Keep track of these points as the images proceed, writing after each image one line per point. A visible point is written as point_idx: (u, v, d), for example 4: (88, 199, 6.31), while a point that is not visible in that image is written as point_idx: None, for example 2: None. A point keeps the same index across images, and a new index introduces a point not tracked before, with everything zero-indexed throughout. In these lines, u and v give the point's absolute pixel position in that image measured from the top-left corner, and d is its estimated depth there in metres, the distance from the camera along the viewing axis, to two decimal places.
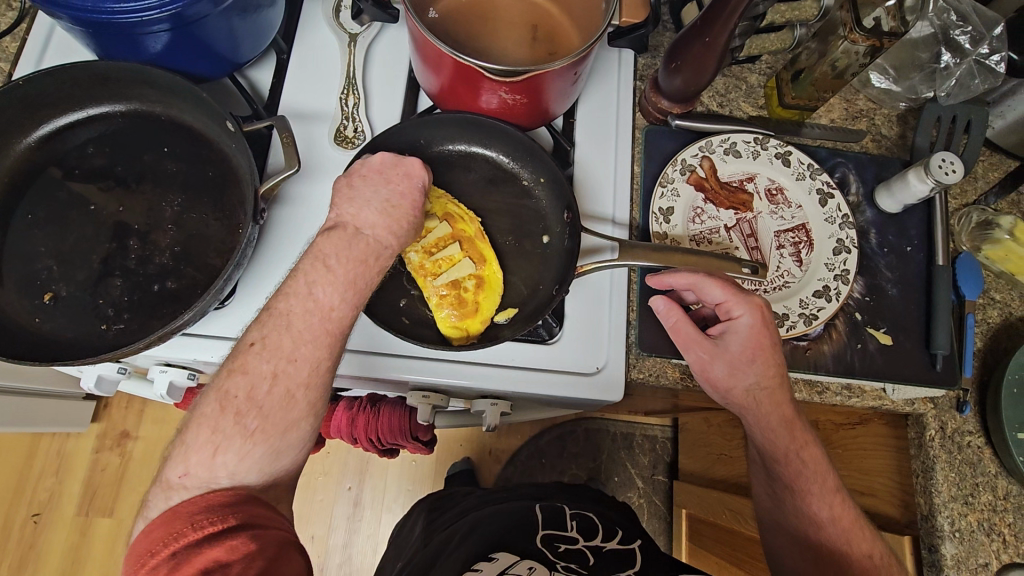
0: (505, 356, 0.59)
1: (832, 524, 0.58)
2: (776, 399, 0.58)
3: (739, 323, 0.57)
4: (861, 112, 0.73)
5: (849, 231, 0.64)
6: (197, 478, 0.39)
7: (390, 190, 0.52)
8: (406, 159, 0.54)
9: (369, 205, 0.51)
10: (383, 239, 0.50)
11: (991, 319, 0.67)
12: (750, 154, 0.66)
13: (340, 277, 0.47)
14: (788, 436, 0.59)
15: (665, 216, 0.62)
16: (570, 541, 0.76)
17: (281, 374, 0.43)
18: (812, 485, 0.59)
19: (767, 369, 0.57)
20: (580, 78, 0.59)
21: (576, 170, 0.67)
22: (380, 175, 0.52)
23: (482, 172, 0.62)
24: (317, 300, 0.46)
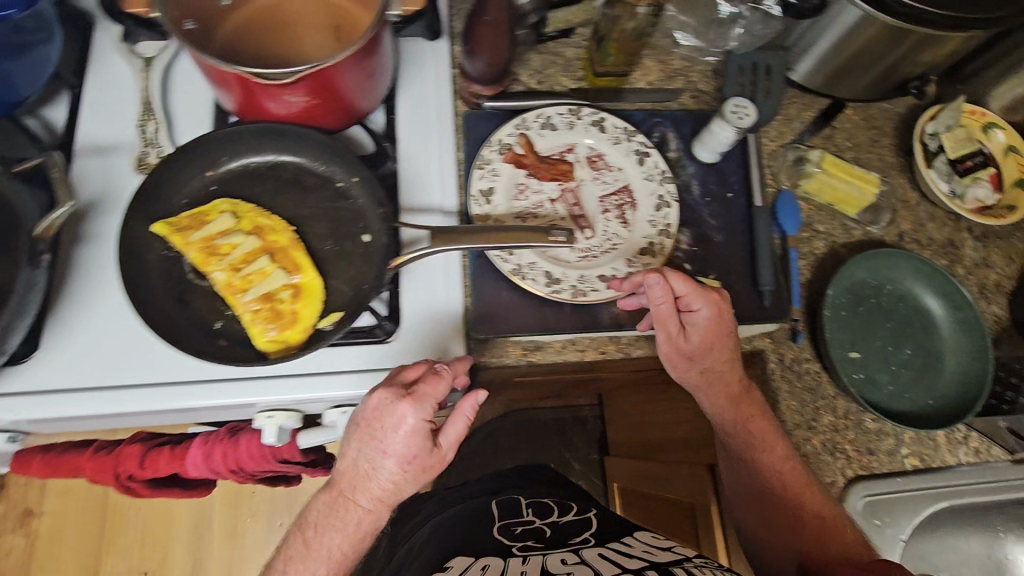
0: (349, 359, 0.58)
1: (787, 489, 0.61)
2: (725, 380, 0.60)
3: (700, 318, 0.57)
4: (676, 71, 0.76)
5: (668, 186, 0.66)
6: None
7: (379, 451, 0.54)
8: (393, 409, 0.52)
9: (357, 468, 0.55)
10: (381, 488, 0.55)
11: (818, 250, 0.70)
12: (566, 125, 0.67)
13: (318, 555, 0.56)
14: (735, 411, 0.62)
15: (485, 197, 0.63)
16: (527, 522, 0.74)
17: None
18: (765, 457, 0.61)
19: (719, 354, 0.59)
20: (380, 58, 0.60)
21: (399, 165, 0.67)
22: (367, 431, 0.53)
23: (292, 179, 0.61)
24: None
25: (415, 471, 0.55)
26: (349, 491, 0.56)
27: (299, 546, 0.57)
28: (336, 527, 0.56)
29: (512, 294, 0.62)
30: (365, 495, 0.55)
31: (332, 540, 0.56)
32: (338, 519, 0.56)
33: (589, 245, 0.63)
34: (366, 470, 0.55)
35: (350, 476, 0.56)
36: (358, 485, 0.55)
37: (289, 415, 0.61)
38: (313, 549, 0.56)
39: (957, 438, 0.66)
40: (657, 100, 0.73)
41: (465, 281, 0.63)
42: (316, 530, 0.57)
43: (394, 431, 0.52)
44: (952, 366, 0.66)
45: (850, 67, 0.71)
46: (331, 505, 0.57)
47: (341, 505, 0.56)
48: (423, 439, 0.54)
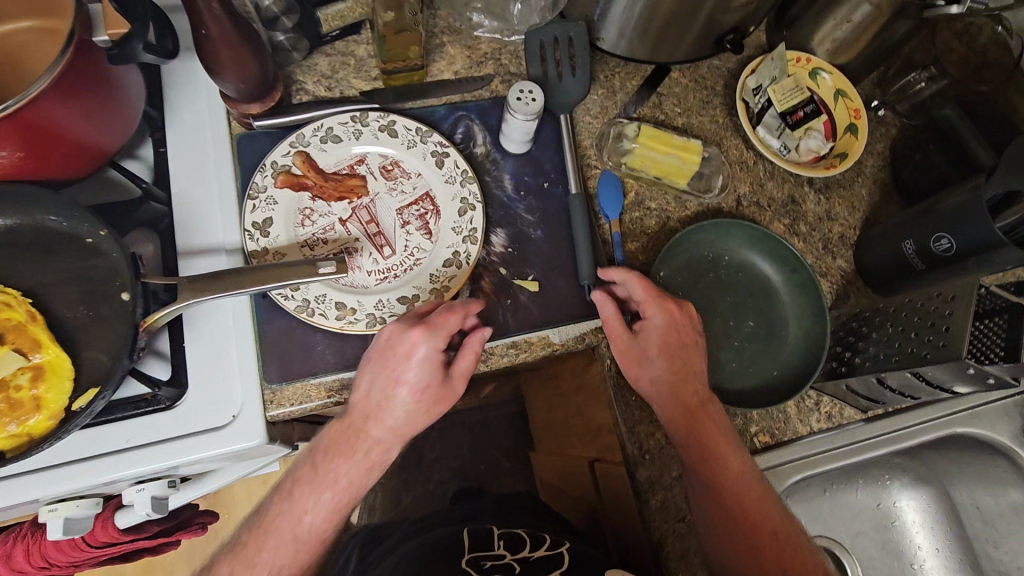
0: (133, 438, 0.52)
1: (743, 502, 0.55)
2: (681, 391, 0.58)
3: (652, 324, 0.58)
4: (485, 55, 0.70)
5: (471, 187, 0.60)
6: None
7: (389, 378, 0.51)
8: (403, 335, 0.51)
9: (369, 399, 0.52)
10: (394, 420, 0.52)
11: (651, 229, 0.66)
12: (350, 135, 0.60)
13: (323, 491, 0.52)
14: (689, 421, 0.57)
15: (261, 230, 0.56)
16: (497, 557, 0.66)
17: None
18: (722, 464, 0.56)
19: (672, 364, 0.58)
20: (111, 94, 0.53)
21: (171, 204, 0.60)
22: (380, 359, 0.51)
23: (33, 243, 0.53)
24: (295, 510, 0.52)
25: (422, 405, 0.53)
26: (360, 422, 0.52)
27: (304, 480, 0.52)
28: (345, 457, 0.52)
29: (306, 330, 0.56)
30: (379, 426, 0.52)
31: (338, 473, 0.52)
32: (352, 450, 0.52)
33: (387, 265, 0.58)
34: (376, 403, 0.52)
35: (360, 407, 0.52)
36: (369, 416, 0.52)
37: (73, 504, 0.54)
38: (323, 479, 0.52)
39: (809, 406, 0.64)
40: (462, 90, 0.67)
41: (254, 325, 0.56)
42: (327, 457, 0.53)
43: (406, 359, 0.51)
44: (795, 334, 0.63)
45: (661, 34, 0.66)
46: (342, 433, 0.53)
47: (351, 435, 0.52)
48: (434, 368, 0.52)
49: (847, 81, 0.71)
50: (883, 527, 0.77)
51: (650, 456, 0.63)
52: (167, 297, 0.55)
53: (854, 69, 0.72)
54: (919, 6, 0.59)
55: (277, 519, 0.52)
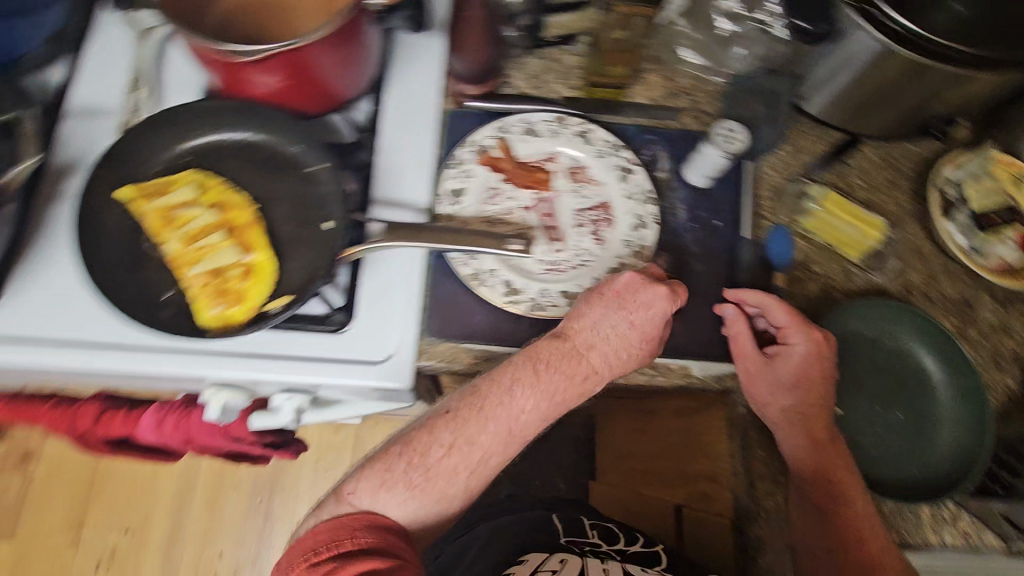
0: (303, 348, 0.58)
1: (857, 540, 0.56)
2: (814, 424, 0.59)
3: (795, 352, 0.58)
4: (682, 89, 0.72)
5: (650, 207, 0.62)
6: (363, 498, 0.52)
7: (623, 316, 0.54)
8: (653, 287, 0.55)
9: (597, 327, 0.55)
10: (606, 357, 0.55)
11: (810, 291, 0.65)
12: (550, 133, 0.64)
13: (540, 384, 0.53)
14: (818, 454, 0.58)
15: (454, 197, 0.61)
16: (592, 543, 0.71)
17: (455, 448, 0.52)
18: (845, 505, 0.57)
19: (807, 395, 0.59)
20: (359, 52, 0.60)
21: (376, 157, 0.65)
22: (619, 299, 0.55)
23: (264, 158, 0.60)
24: (512, 398, 0.53)
25: (635, 354, 0.55)
26: (585, 349, 0.55)
27: (494, 392, 0.53)
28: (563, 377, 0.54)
29: (470, 298, 0.60)
30: (598, 358, 0.55)
31: (519, 396, 0.53)
32: (555, 375, 0.54)
33: (558, 258, 0.61)
34: (600, 339, 0.55)
35: (579, 338, 0.55)
36: (584, 348, 0.55)
37: (235, 392, 0.59)
38: (506, 403, 0.53)
39: (943, 517, 0.60)
40: (655, 117, 0.70)
41: (423, 282, 0.61)
42: (548, 368, 0.54)
43: (643, 306, 0.55)
44: (946, 438, 0.59)
45: (868, 106, 0.66)
46: (566, 352, 0.54)
47: (570, 358, 0.54)
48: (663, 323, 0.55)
49: None
50: None
51: (765, 515, 0.62)
52: (359, 234, 0.60)
53: None
54: None
55: (495, 404, 0.53)
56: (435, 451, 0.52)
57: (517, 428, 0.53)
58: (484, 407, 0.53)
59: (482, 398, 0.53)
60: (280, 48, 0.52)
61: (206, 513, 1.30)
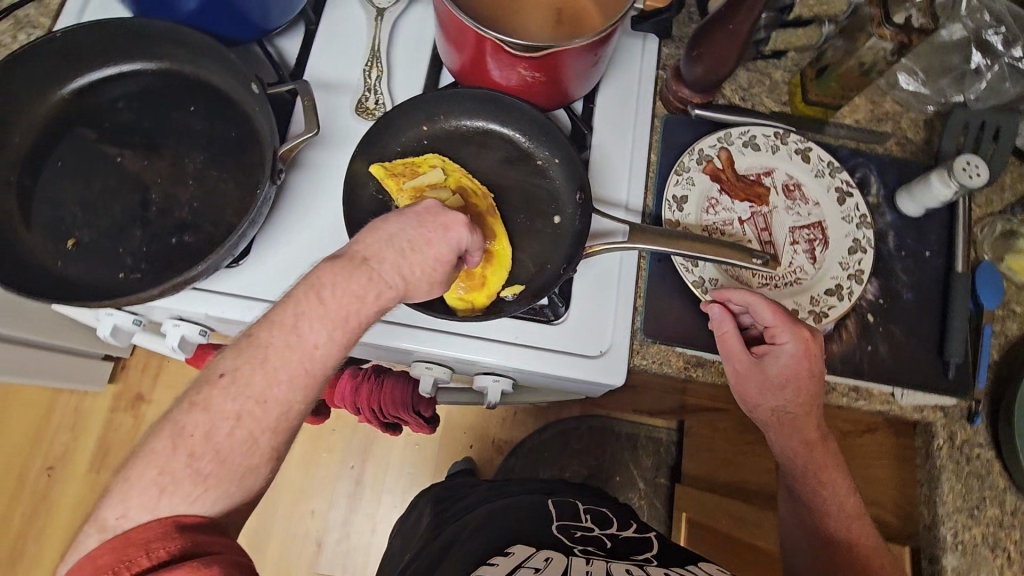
0: (522, 334, 0.59)
1: (852, 549, 0.57)
2: (806, 424, 0.58)
3: (784, 352, 0.55)
4: (887, 114, 0.72)
5: (866, 231, 0.63)
6: (135, 519, 0.38)
7: (416, 233, 0.49)
8: (451, 211, 0.50)
9: (391, 243, 0.48)
10: (395, 276, 0.47)
11: (1010, 331, 0.65)
12: (769, 148, 0.65)
13: (330, 312, 0.44)
14: (808, 456, 0.59)
15: (678, 204, 0.62)
16: (587, 529, 0.72)
17: (246, 416, 0.42)
18: (832, 503, 0.59)
19: (799, 396, 0.57)
20: (602, 61, 0.59)
21: (591, 154, 0.67)
22: (418, 218, 0.49)
23: (499, 149, 0.62)
24: (300, 336, 0.44)
25: (428, 269, 0.49)
26: (370, 261, 0.47)
27: (319, 321, 0.44)
28: (354, 287, 0.45)
29: (685, 306, 0.61)
30: (385, 268, 0.47)
31: (314, 331, 0.44)
32: (350, 281, 0.45)
33: (773, 274, 0.61)
34: (397, 251, 0.48)
35: (370, 244, 0.47)
36: (374, 259, 0.47)
37: (445, 369, 0.62)
38: (296, 337, 0.44)
39: None
40: (864, 140, 0.69)
41: (641, 282, 0.62)
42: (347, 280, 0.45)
43: (441, 231, 0.49)
44: None
45: None
46: (352, 270, 0.46)
47: (351, 263, 0.46)
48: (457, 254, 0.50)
49: None
50: None
51: (962, 548, 0.60)
52: (580, 226, 0.59)
53: None
54: None
55: (268, 345, 0.43)
56: (221, 425, 0.41)
57: (314, 367, 0.44)
58: (265, 359, 0.43)
59: (264, 344, 0.43)
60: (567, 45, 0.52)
61: (302, 473, 1.35)
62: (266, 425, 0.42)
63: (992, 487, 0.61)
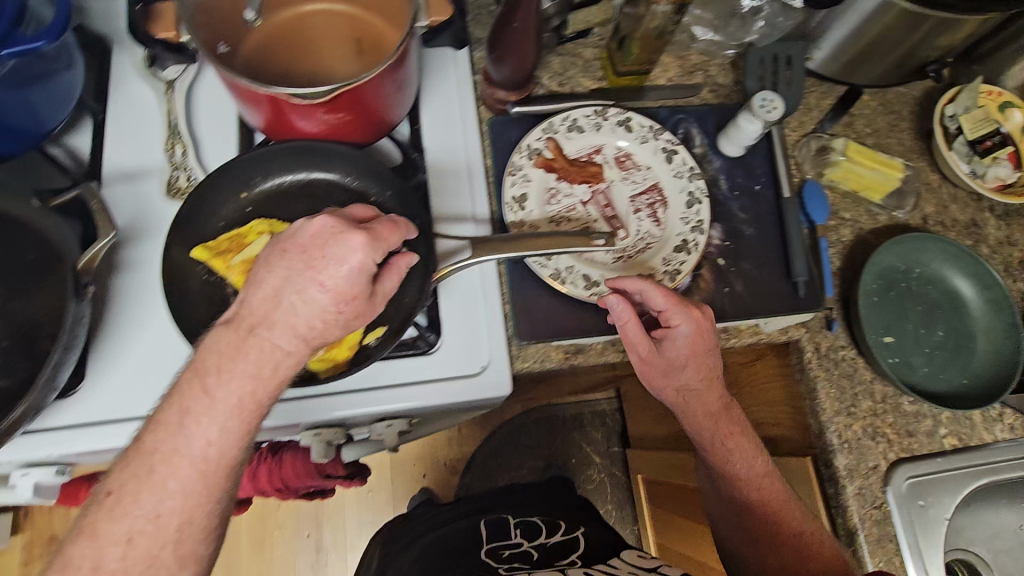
0: (397, 374, 0.59)
1: (768, 508, 0.62)
2: (708, 397, 0.61)
3: (677, 336, 0.57)
4: (695, 66, 0.76)
5: (698, 182, 0.66)
6: None
7: (311, 274, 0.44)
8: (346, 232, 0.45)
9: (283, 296, 0.44)
10: (306, 331, 0.45)
11: (845, 237, 0.71)
12: (593, 126, 0.67)
13: (222, 399, 0.42)
14: (713, 427, 0.62)
15: (519, 204, 0.63)
16: (515, 547, 0.80)
17: (137, 536, 0.40)
18: (743, 469, 0.62)
19: (699, 372, 0.60)
20: (405, 86, 0.60)
21: (429, 175, 0.66)
22: (305, 257, 0.45)
23: (329, 196, 0.60)
24: (190, 434, 0.42)
25: (334, 311, 0.45)
26: (261, 326, 0.44)
27: (204, 414, 0.42)
28: (238, 363, 0.43)
29: (552, 299, 0.62)
30: (278, 333, 0.44)
31: (208, 426, 0.42)
32: (240, 366, 0.43)
33: (624, 246, 0.64)
34: (291, 301, 0.44)
35: (250, 309, 0.44)
36: (262, 326, 0.44)
37: (333, 431, 0.60)
38: (180, 440, 0.41)
39: (994, 416, 0.66)
40: (680, 96, 0.73)
41: (503, 288, 0.63)
42: (224, 360, 0.43)
43: (333, 262, 0.44)
44: (984, 346, 0.67)
45: (863, 56, 0.72)
46: (239, 343, 0.44)
47: (237, 335, 0.44)
48: (367, 279, 0.46)
49: None
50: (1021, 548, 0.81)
51: (849, 445, 0.63)
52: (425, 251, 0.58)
53: None
54: None
55: (154, 452, 0.41)
56: (111, 552, 0.40)
57: (210, 462, 0.42)
58: (154, 471, 0.41)
59: (150, 452, 0.41)
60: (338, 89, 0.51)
61: (257, 557, 1.28)
62: (168, 542, 0.41)
63: (861, 381, 0.65)
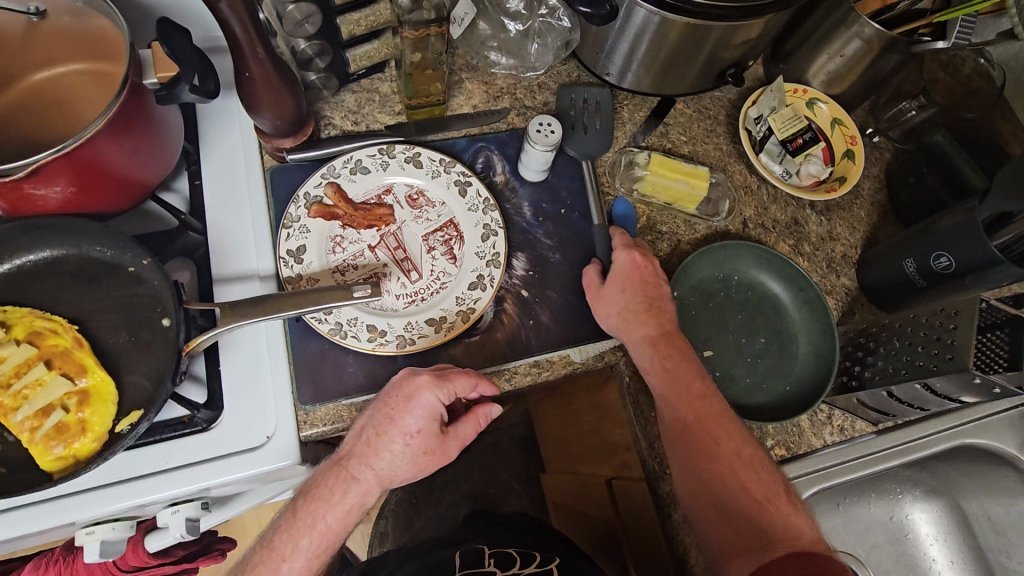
0: (165, 459, 0.53)
1: (702, 426, 0.57)
2: (667, 344, 0.60)
3: (617, 268, 0.61)
4: (501, 90, 0.74)
5: (493, 213, 0.63)
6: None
7: (386, 413, 0.53)
8: (416, 379, 0.53)
9: (363, 432, 0.54)
10: (381, 466, 0.54)
11: (661, 250, 0.70)
12: (378, 166, 0.64)
13: (308, 530, 0.55)
14: (660, 356, 0.59)
15: (295, 257, 0.60)
16: None
17: None
18: (681, 391, 0.58)
19: (640, 299, 0.60)
20: (151, 143, 0.56)
21: (207, 234, 0.61)
22: (382, 399, 0.54)
23: (78, 271, 0.56)
24: (281, 552, 0.54)
25: (405, 459, 0.54)
26: (357, 465, 0.54)
27: (289, 537, 0.55)
28: (328, 498, 0.55)
29: (339, 354, 0.58)
30: (356, 465, 0.54)
31: (300, 549, 0.55)
32: (331, 496, 0.55)
33: (415, 288, 0.60)
34: (371, 439, 0.54)
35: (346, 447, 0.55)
36: (348, 461, 0.55)
37: (109, 526, 0.54)
38: (276, 555, 0.54)
39: (821, 419, 0.65)
40: (482, 121, 0.70)
41: (288, 351, 0.58)
42: (309, 500, 0.55)
43: (405, 404, 0.53)
44: (806, 349, 0.65)
45: (666, 68, 0.70)
46: (333, 478, 0.55)
47: (336, 472, 0.55)
48: (431, 421, 0.54)
49: (843, 111, 0.75)
50: (897, 540, 0.77)
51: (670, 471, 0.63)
52: (204, 321, 0.57)
53: (847, 98, 0.76)
54: (906, 41, 0.65)
55: (261, 564, 0.54)
56: None
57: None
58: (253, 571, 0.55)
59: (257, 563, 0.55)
60: (51, 155, 0.48)
61: None
62: None
63: None
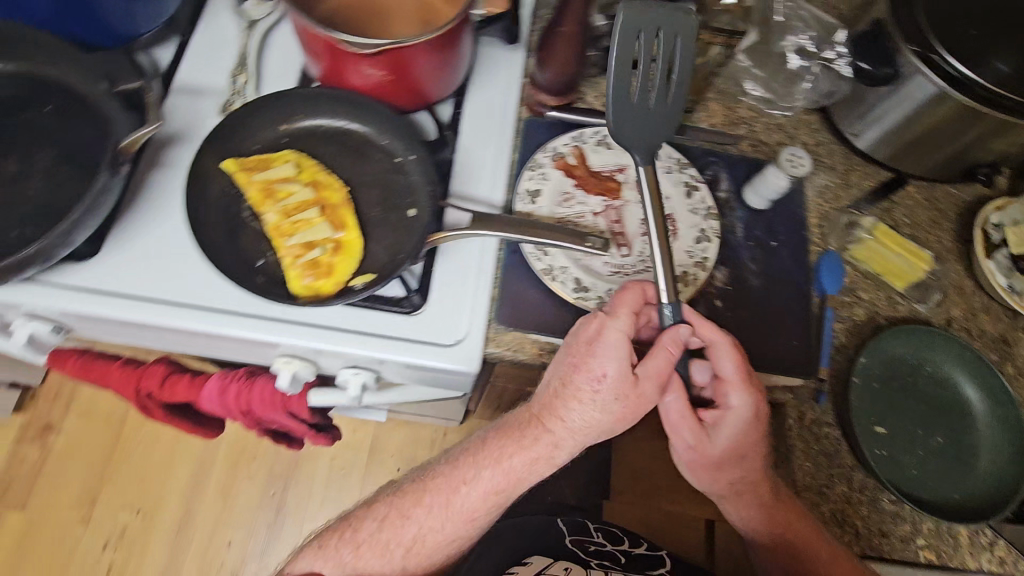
0: (370, 324, 0.60)
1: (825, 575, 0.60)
2: (776, 510, 0.64)
3: (731, 418, 0.59)
4: (741, 119, 0.76)
5: (712, 222, 0.66)
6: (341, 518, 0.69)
7: (572, 364, 0.56)
8: (593, 331, 0.55)
9: (551, 379, 0.58)
10: (575, 414, 0.57)
11: (857, 316, 0.68)
12: (622, 146, 0.69)
13: (489, 472, 0.62)
14: (776, 518, 0.64)
15: (531, 197, 0.66)
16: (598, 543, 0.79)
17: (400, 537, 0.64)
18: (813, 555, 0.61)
19: (748, 460, 0.62)
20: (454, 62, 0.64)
21: (456, 155, 0.68)
22: (567, 349, 0.57)
23: (358, 148, 0.64)
24: (461, 485, 0.63)
25: (601, 415, 0.57)
26: (551, 415, 0.59)
27: (470, 469, 0.63)
28: (516, 441, 0.61)
29: (538, 294, 0.63)
30: (551, 417, 0.59)
31: (473, 484, 0.63)
32: (523, 440, 0.61)
33: (622, 263, 0.64)
34: (558, 388, 0.58)
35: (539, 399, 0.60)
36: (544, 413, 0.59)
37: (306, 364, 0.62)
38: (453, 484, 0.63)
39: (982, 540, 0.61)
40: (718, 140, 0.73)
41: (496, 273, 0.63)
42: (498, 436, 0.63)
43: (591, 350, 0.55)
44: (986, 465, 0.62)
45: (920, 146, 0.70)
46: (523, 427, 0.61)
47: (527, 422, 0.61)
48: (625, 370, 0.55)
49: None
50: None
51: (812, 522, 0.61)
52: None
53: None
54: None
55: (438, 483, 0.64)
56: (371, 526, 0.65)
57: (455, 511, 0.63)
58: (425, 488, 0.65)
59: (433, 488, 0.64)
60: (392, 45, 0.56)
61: (218, 505, 1.25)
62: (406, 541, 0.63)
63: (840, 465, 0.62)
